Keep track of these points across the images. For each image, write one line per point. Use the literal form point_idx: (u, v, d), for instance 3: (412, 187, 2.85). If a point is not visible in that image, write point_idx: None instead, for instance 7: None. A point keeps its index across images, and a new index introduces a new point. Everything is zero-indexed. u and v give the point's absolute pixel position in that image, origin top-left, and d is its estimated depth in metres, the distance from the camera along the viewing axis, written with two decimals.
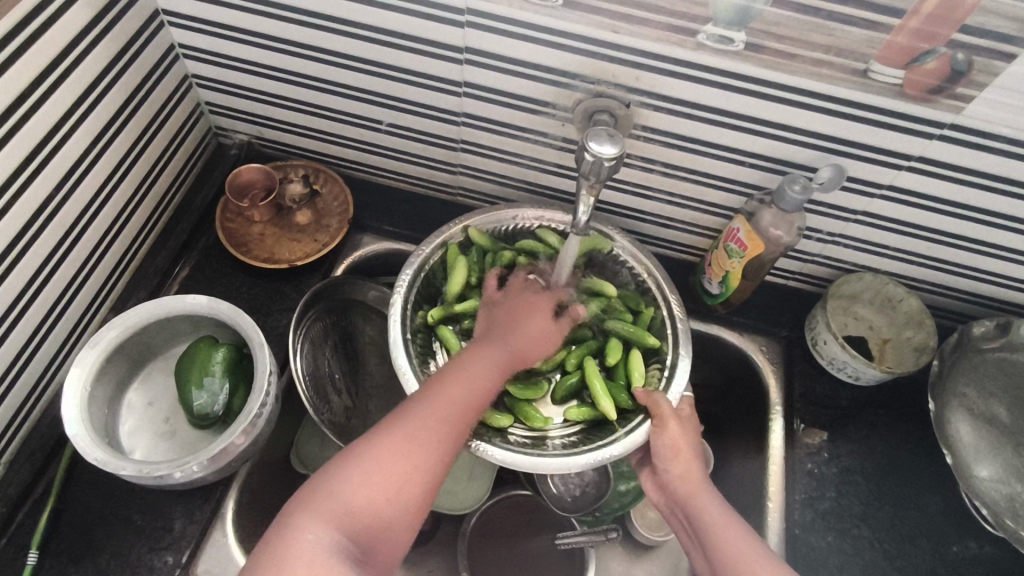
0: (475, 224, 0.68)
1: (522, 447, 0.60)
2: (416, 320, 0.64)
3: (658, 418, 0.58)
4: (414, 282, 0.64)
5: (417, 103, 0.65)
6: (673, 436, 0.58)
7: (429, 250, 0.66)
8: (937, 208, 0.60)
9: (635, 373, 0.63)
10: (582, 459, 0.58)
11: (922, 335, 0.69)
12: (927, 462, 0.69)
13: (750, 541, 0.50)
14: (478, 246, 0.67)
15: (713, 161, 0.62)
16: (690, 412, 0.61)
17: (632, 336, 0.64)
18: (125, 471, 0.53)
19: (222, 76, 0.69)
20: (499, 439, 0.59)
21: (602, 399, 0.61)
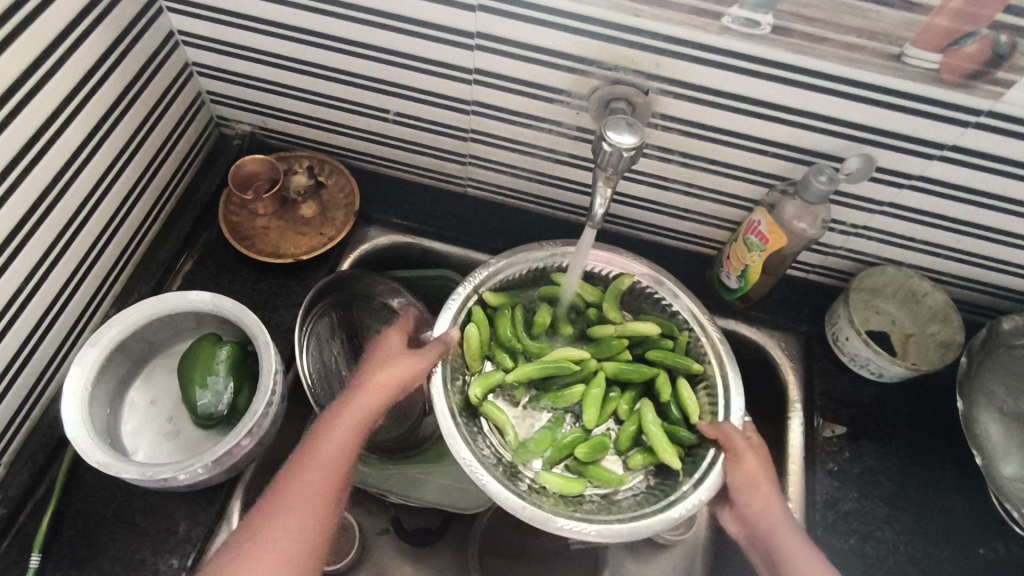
0: (484, 283, 0.64)
1: (606, 514, 0.57)
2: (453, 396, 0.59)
3: (731, 450, 0.57)
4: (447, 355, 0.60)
5: (425, 91, 0.63)
6: (749, 471, 0.56)
7: (453, 312, 0.62)
8: (969, 200, 0.57)
9: (691, 407, 0.60)
10: (680, 510, 0.56)
11: (948, 331, 0.67)
12: (951, 462, 0.67)
13: None
14: (500, 307, 0.63)
15: (734, 151, 0.59)
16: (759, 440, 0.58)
17: (674, 363, 0.62)
18: (127, 474, 0.51)
19: (224, 64, 0.67)
20: (579, 510, 0.57)
21: (664, 449, 0.59)
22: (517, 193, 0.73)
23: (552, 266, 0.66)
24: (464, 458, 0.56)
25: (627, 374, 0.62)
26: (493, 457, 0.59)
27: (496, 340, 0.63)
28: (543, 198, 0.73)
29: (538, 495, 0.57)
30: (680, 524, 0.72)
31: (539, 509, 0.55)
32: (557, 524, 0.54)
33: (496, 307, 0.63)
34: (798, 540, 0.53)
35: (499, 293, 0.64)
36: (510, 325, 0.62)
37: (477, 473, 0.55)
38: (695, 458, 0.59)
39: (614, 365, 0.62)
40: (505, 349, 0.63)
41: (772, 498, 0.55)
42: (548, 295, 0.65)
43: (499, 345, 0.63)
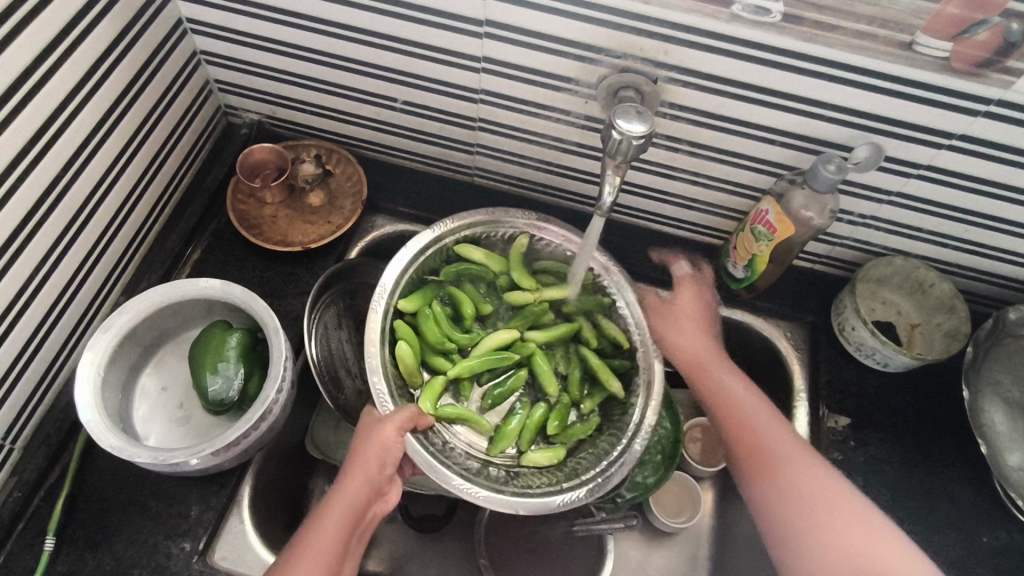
0: (394, 290, 0.61)
1: (591, 460, 0.60)
2: (424, 439, 0.57)
3: (659, 325, 0.66)
4: (389, 382, 0.58)
5: (433, 79, 0.63)
6: (675, 340, 0.65)
7: (381, 334, 0.59)
8: (977, 190, 0.58)
9: (614, 334, 0.64)
10: (651, 426, 0.60)
11: (954, 321, 0.67)
12: (956, 451, 0.67)
13: (782, 430, 0.57)
14: (417, 313, 0.62)
15: (742, 140, 0.59)
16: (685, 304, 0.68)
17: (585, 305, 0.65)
18: (140, 458, 0.52)
19: (232, 52, 0.67)
20: (571, 473, 0.59)
21: (613, 383, 0.63)
22: (524, 183, 0.74)
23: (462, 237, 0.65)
24: (452, 481, 0.56)
25: (553, 335, 0.64)
26: (469, 461, 0.59)
27: (426, 345, 0.62)
28: (550, 187, 0.73)
29: (527, 483, 0.59)
30: (685, 512, 0.72)
31: (536, 496, 0.57)
32: (556, 503, 0.56)
33: (414, 310, 0.62)
34: (725, 371, 0.62)
35: (410, 296, 0.62)
36: (435, 323, 0.62)
37: (470, 491, 0.55)
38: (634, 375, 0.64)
39: (541, 331, 0.64)
40: (430, 353, 0.62)
41: (698, 344, 0.64)
42: (460, 280, 0.65)
43: (430, 349, 0.62)
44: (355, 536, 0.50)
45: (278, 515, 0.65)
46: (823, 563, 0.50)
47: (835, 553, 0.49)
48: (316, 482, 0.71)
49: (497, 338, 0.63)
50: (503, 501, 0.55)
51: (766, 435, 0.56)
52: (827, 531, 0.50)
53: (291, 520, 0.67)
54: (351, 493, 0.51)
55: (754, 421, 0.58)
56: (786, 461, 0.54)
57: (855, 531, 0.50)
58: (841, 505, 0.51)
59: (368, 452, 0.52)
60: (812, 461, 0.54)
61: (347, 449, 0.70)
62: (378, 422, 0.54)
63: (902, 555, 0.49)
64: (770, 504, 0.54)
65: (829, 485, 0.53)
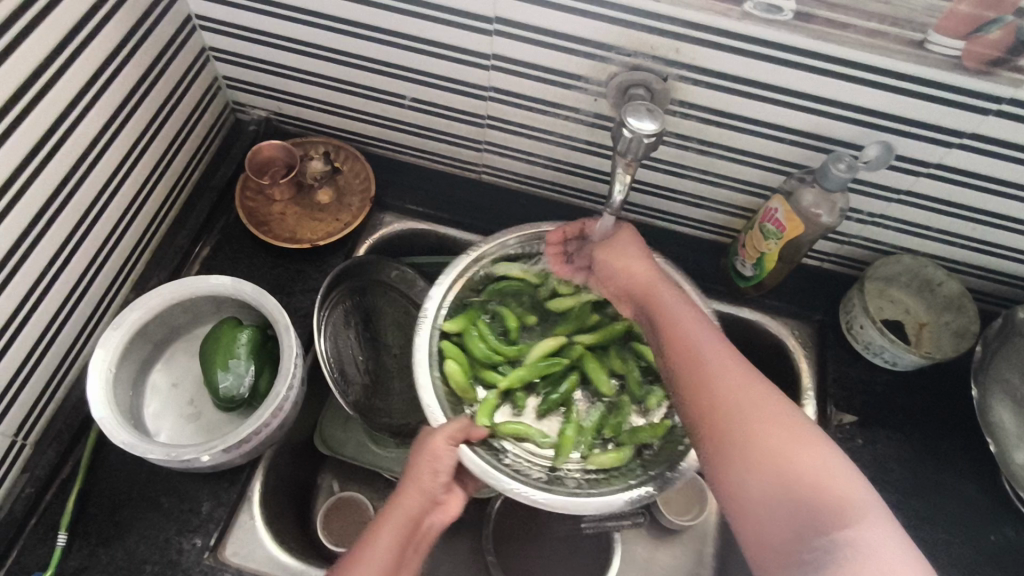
0: (437, 313, 0.63)
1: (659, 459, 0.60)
2: (482, 450, 0.58)
3: (606, 254, 0.59)
4: (442, 401, 0.59)
5: (442, 76, 0.63)
6: (622, 266, 0.58)
7: (428, 358, 0.61)
8: (987, 188, 0.57)
9: None
10: None
11: (963, 319, 0.67)
12: (963, 449, 0.67)
13: (737, 367, 0.49)
14: (464, 333, 0.63)
15: (752, 138, 0.59)
16: (626, 232, 0.60)
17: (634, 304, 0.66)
18: (153, 455, 0.52)
19: (241, 49, 0.67)
20: (635, 476, 0.59)
21: None
22: (532, 180, 0.74)
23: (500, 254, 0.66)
24: (516, 488, 0.56)
25: (604, 335, 0.66)
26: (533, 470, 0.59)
27: (474, 362, 0.63)
28: (558, 184, 0.73)
29: (598, 483, 0.59)
30: (692, 509, 0.72)
31: (606, 494, 0.57)
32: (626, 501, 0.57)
33: (460, 329, 0.63)
34: (670, 297, 0.55)
35: (453, 318, 0.63)
36: (480, 340, 0.63)
37: (533, 496, 0.56)
38: None
39: (590, 333, 0.66)
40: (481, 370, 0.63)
41: (640, 270, 0.57)
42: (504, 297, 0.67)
43: (480, 365, 0.63)
44: (412, 545, 0.51)
45: (288, 512, 0.65)
46: (761, 494, 0.43)
47: (773, 485, 0.43)
48: (326, 478, 0.72)
49: (545, 348, 0.64)
50: (570, 502, 0.56)
51: (706, 361, 0.49)
52: (765, 460, 0.44)
53: (300, 516, 0.67)
54: (406, 500, 0.52)
55: (695, 348, 0.50)
56: (743, 403, 0.46)
57: (796, 458, 0.43)
58: (786, 436, 0.44)
59: (421, 462, 0.53)
60: (756, 384, 0.47)
61: (354, 445, 0.70)
62: (428, 434, 0.55)
63: (851, 485, 0.41)
64: (707, 434, 0.47)
65: (769, 408, 0.46)
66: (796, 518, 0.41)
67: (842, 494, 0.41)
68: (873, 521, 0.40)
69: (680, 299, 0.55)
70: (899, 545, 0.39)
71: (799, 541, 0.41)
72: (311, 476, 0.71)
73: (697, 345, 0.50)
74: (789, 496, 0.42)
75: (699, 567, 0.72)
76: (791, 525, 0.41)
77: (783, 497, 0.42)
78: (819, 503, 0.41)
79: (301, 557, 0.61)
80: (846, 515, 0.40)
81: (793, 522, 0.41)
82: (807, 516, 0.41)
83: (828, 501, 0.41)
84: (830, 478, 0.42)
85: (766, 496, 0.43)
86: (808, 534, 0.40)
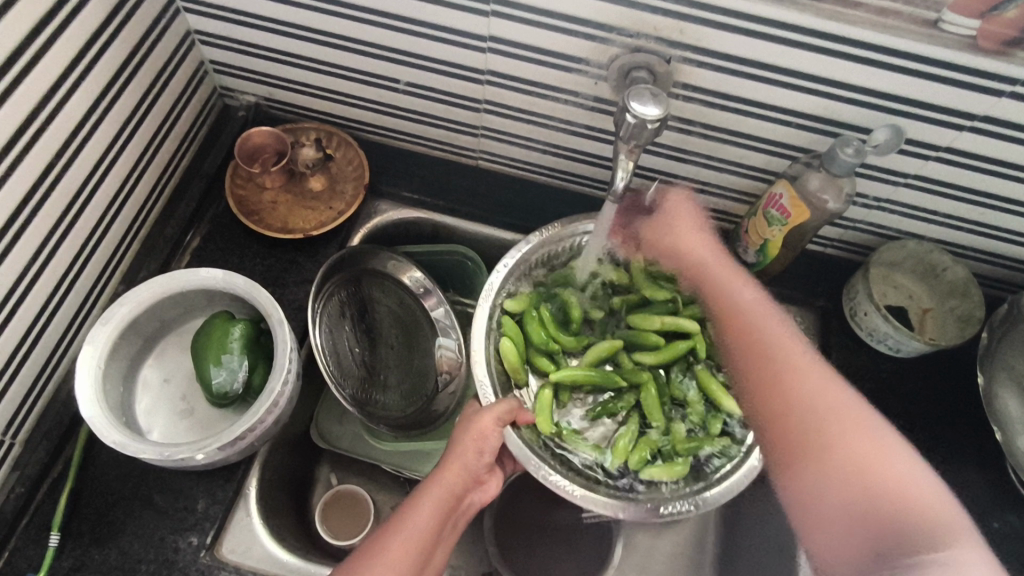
0: (501, 292, 0.63)
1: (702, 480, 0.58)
2: (529, 435, 0.58)
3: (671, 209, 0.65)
4: (493, 377, 0.60)
5: (437, 59, 0.61)
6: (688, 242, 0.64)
7: (486, 331, 0.61)
8: (996, 172, 0.56)
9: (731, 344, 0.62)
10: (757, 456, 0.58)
11: (967, 306, 0.66)
12: (966, 434, 0.67)
13: (812, 362, 0.56)
14: (528, 315, 0.62)
15: (757, 123, 0.57)
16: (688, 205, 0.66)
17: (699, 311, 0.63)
18: (144, 454, 0.51)
19: (227, 32, 0.65)
20: (680, 489, 0.58)
21: (723, 396, 0.60)
22: (531, 166, 0.72)
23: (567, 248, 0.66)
24: (554, 478, 0.56)
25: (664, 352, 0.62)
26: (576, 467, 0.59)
27: (530, 346, 0.62)
28: (558, 170, 0.71)
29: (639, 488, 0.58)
30: None
31: (641, 500, 0.57)
32: (660, 513, 0.56)
33: (522, 312, 0.63)
34: (790, 338, 0.58)
35: (516, 298, 0.63)
36: (540, 324, 0.62)
37: (570, 490, 0.56)
38: None
39: (652, 353, 0.62)
40: (537, 355, 0.62)
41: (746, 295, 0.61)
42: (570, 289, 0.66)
43: (535, 350, 0.63)
44: (452, 518, 0.52)
45: (285, 506, 0.64)
46: (841, 519, 0.50)
47: (845, 487, 0.50)
48: (322, 470, 0.70)
49: (606, 348, 0.62)
50: (606, 503, 0.56)
51: (800, 388, 0.55)
52: (840, 463, 0.51)
53: (298, 511, 0.66)
54: (449, 476, 0.52)
55: (777, 359, 0.57)
56: (838, 442, 0.51)
57: (884, 466, 0.49)
58: (871, 453, 0.50)
59: (467, 441, 0.54)
60: (858, 413, 0.52)
61: (351, 437, 0.70)
62: (476, 413, 0.56)
63: (931, 492, 0.48)
64: (776, 449, 0.55)
65: (842, 415, 0.52)
66: (873, 540, 0.47)
67: (889, 499, 0.48)
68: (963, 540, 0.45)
69: (772, 314, 0.60)
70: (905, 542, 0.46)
71: (856, 537, 0.49)
72: (309, 469, 0.69)
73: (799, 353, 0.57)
74: (881, 519, 0.48)
75: (699, 554, 0.71)
76: (846, 524, 0.50)
77: (867, 516, 0.48)
78: (905, 515, 0.47)
79: (299, 553, 0.60)
80: (926, 534, 0.45)
81: (866, 539, 0.48)
82: (873, 524, 0.48)
83: (903, 518, 0.47)
84: (895, 484, 0.48)
85: (848, 519, 0.49)
86: (888, 554, 0.46)
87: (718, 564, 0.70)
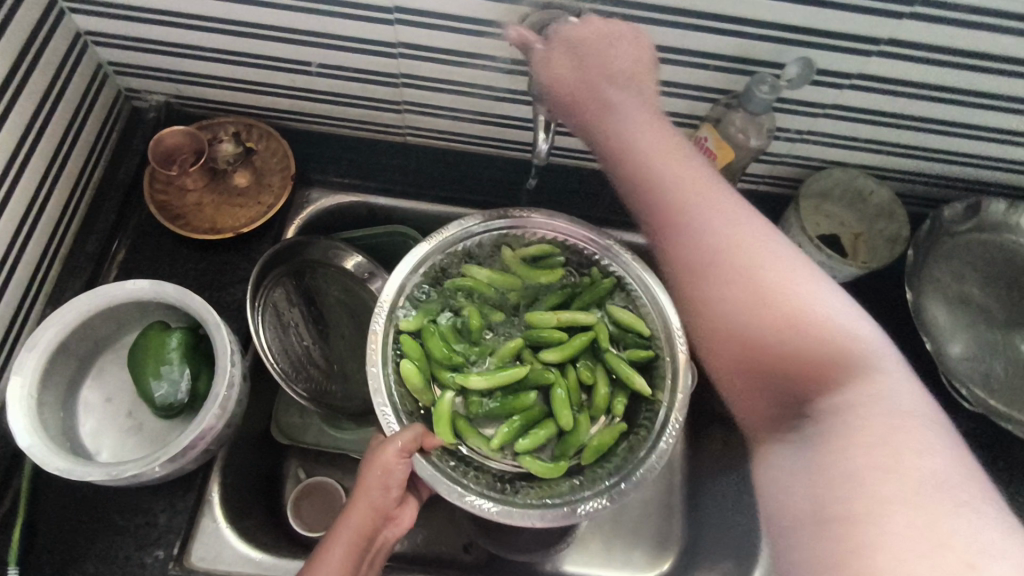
0: (396, 313, 0.61)
1: (608, 473, 0.59)
2: (437, 457, 0.57)
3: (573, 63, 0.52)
4: (396, 401, 0.58)
5: (344, 36, 0.59)
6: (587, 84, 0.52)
7: (384, 355, 0.60)
8: (906, 93, 0.58)
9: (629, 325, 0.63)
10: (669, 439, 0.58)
11: (895, 226, 0.68)
12: (901, 348, 0.70)
13: (698, 172, 0.49)
14: (425, 331, 0.62)
15: (675, 68, 0.57)
16: (564, 54, 0.52)
17: (596, 295, 0.64)
18: (92, 477, 0.50)
19: (120, 30, 0.61)
20: (576, 487, 0.58)
21: (630, 379, 0.61)
22: (459, 137, 0.71)
23: (461, 252, 0.65)
24: (469, 499, 0.56)
25: (566, 349, 0.62)
26: (483, 476, 0.59)
27: (433, 362, 0.62)
28: (486, 138, 0.70)
29: (550, 492, 0.58)
30: None
31: (558, 505, 0.57)
32: (576, 513, 0.56)
33: (419, 330, 0.62)
34: (693, 179, 0.49)
35: (409, 317, 0.62)
36: (439, 337, 0.62)
37: (482, 507, 0.56)
38: (657, 372, 0.62)
39: (557, 350, 0.62)
40: (437, 371, 0.61)
41: (638, 141, 0.51)
42: (470, 297, 0.65)
43: (438, 365, 0.62)
44: (371, 548, 0.53)
45: (254, 506, 0.64)
46: (776, 360, 0.44)
47: (750, 323, 0.45)
48: (291, 466, 0.69)
49: (503, 354, 0.62)
50: (519, 514, 0.56)
51: (676, 197, 0.49)
52: (746, 284, 0.45)
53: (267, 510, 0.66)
54: (359, 514, 0.53)
55: (672, 204, 0.49)
56: (702, 248, 0.47)
57: (812, 319, 0.43)
58: (738, 246, 0.46)
59: (374, 475, 0.53)
60: (772, 267, 0.45)
61: (315, 429, 0.69)
62: (382, 443, 0.55)
63: (844, 332, 0.43)
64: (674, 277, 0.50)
65: (737, 239, 0.46)
66: (786, 394, 0.44)
67: (801, 353, 0.43)
68: (876, 371, 0.41)
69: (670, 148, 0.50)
70: (919, 528, 0.34)
71: (765, 404, 0.45)
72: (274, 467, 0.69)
73: (674, 201, 0.49)
74: (766, 368, 0.45)
75: (666, 494, 0.73)
76: (762, 385, 0.45)
77: (756, 368, 0.45)
78: (784, 372, 0.44)
79: (272, 550, 0.60)
80: (835, 368, 0.42)
81: (772, 391, 0.45)
82: (782, 380, 0.44)
83: (785, 357, 0.43)
84: (807, 318, 0.43)
85: (750, 342, 0.45)
86: (798, 395, 0.43)
87: (685, 502, 0.72)
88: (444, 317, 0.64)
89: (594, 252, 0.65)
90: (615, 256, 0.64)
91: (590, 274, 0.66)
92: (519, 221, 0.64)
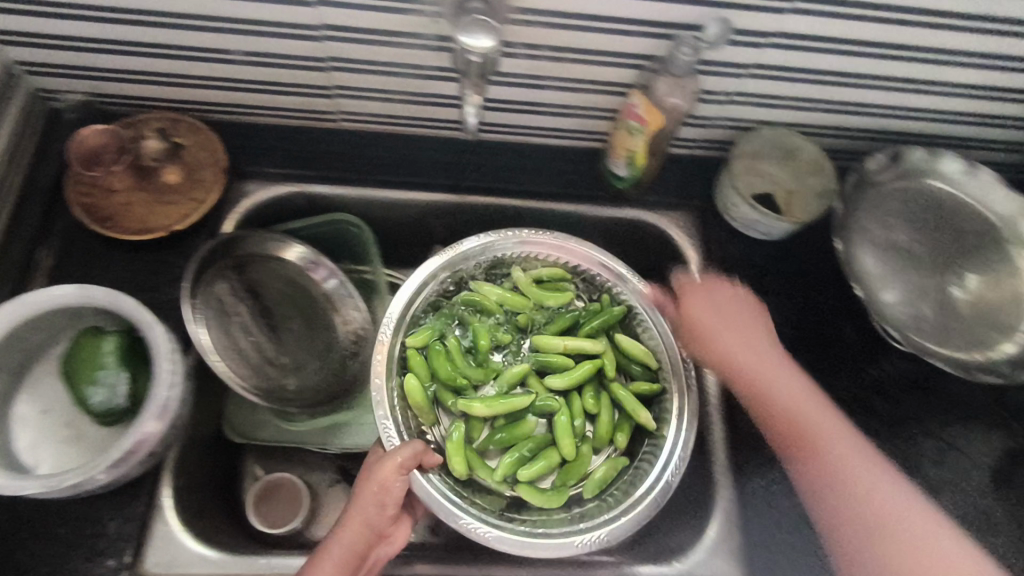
0: (400, 333, 0.64)
1: (605, 508, 0.61)
2: (439, 479, 0.59)
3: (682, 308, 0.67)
4: (398, 417, 0.61)
5: (263, 20, 0.57)
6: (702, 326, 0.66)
7: (389, 368, 0.62)
8: (822, 49, 0.59)
9: (635, 355, 0.65)
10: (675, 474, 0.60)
11: (822, 181, 0.70)
12: (838, 298, 0.72)
13: (819, 405, 0.61)
14: (433, 349, 0.63)
15: (599, 36, 0.58)
16: (698, 301, 0.67)
17: (605, 322, 0.66)
18: (29, 489, 0.48)
19: (24, 26, 0.58)
20: (572, 520, 0.60)
21: (632, 408, 0.63)
22: (395, 119, 0.70)
23: (468, 270, 0.68)
24: (465, 522, 0.57)
25: (573, 376, 0.63)
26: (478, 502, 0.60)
27: (439, 381, 0.63)
28: (421, 118, 0.70)
29: (545, 522, 0.60)
30: None
31: (556, 538, 0.58)
32: (567, 542, 0.57)
33: (425, 346, 0.64)
34: (816, 408, 0.61)
35: (416, 333, 0.64)
36: (447, 358, 0.64)
37: (479, 531, 0.57)
38: (662, 405, 0.64)
39: (564, 377, 0.63)
40: (445, 390, 0.63)
41: (764, 379, 0.63)
42: (479, 318, 0.67)
43: (444, 384, 0.63)
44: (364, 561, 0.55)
45: (210, 507, 0.63)
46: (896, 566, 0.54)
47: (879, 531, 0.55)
48: (247, 466, 0.69)
49: (509, 380, 0.63)
50: (510, 540, 0.57)
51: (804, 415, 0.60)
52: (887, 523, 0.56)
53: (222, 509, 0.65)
54: (355, 527, 0.54)
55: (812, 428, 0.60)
56: (836, 465, 0.58)
57: (938, 542, 0.54)
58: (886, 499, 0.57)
59: (372, 490, 0.55)
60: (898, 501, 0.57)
61: (268, 426, 0.68)
62: (383, 458, 0.57)
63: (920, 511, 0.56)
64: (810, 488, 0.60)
65: (873, 485, 0.57)
66: None
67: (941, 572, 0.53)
68: None
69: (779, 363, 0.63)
70: None
71: None
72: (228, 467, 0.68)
73: (818, 436, 0.60)
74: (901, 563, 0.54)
75: None
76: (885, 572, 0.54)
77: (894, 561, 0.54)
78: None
79: (231, 547, 0.60)
80: None
81: None
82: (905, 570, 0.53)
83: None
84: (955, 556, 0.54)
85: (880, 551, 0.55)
86: None
87: None
88: (450, 335, 0.66)
89: (608, 279, 0.68)
90: (621, 281, 0.67)
91: (602, 299, 0.68)
92: (531, 242, 0.67)
